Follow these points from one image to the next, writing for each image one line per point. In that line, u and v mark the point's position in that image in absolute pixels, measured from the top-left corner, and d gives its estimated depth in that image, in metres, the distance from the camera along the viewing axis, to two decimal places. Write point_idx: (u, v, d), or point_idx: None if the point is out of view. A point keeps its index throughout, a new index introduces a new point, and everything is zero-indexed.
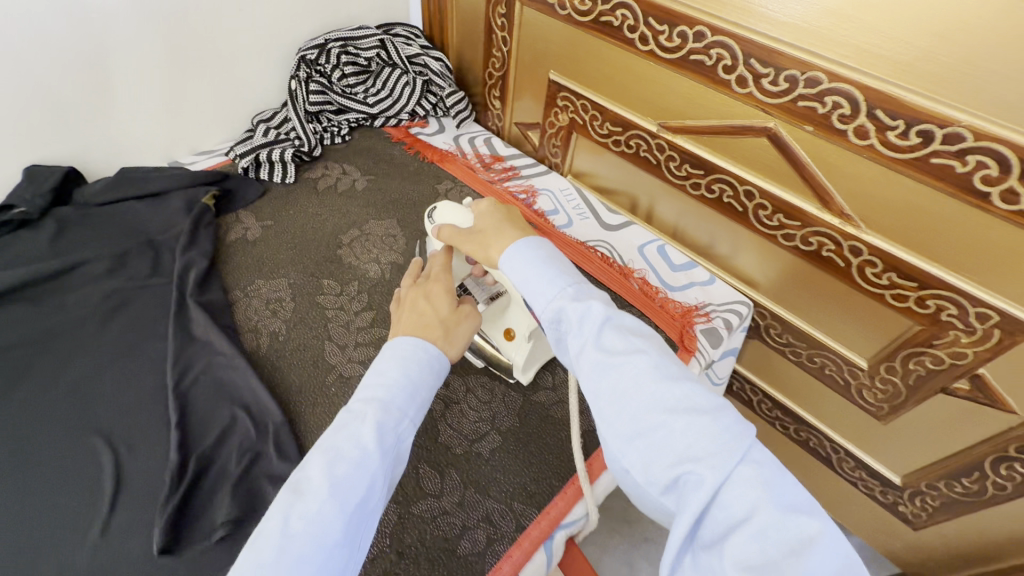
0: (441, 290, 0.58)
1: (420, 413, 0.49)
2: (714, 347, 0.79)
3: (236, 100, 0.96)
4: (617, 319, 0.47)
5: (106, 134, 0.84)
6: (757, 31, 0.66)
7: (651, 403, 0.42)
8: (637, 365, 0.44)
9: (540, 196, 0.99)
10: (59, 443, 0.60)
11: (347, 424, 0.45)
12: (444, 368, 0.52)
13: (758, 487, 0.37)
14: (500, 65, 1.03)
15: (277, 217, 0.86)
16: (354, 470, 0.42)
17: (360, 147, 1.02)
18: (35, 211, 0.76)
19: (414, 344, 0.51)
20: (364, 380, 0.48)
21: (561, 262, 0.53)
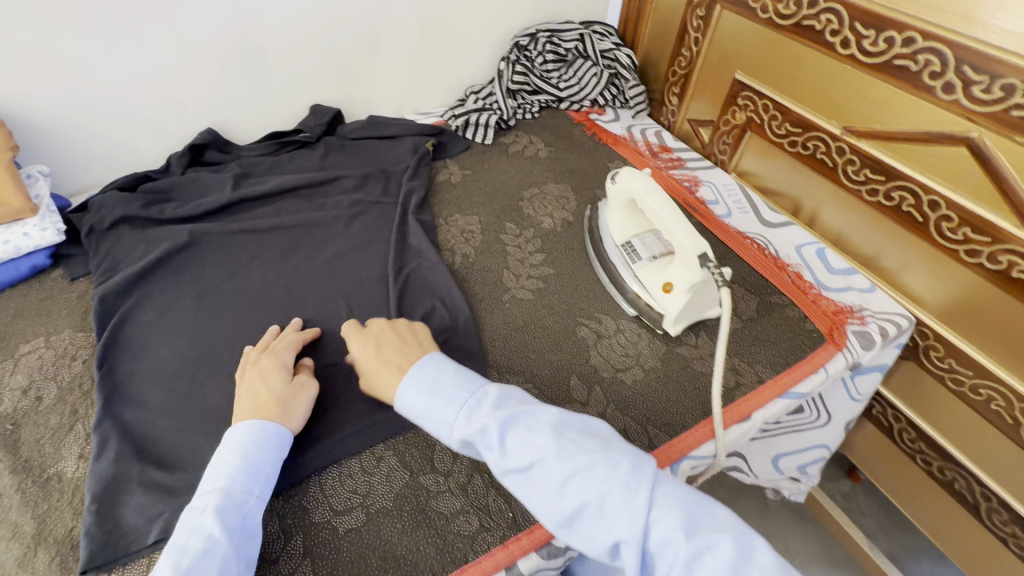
0: (274, 367, 0.65)
1: (265, 489, 0.55)
2: (864, 350, 0.79)
3: (456, 74, 1.17)
4: (512, 425, 0.55)
5: (364, 87, 1.09)
6: (976, 38, 0.67)
7: (566, 488, 0.50)
8: (541, 464, 0.52)
9: (702, 186, 1.05)
10: (310, 296, 0.80)
11: (187, 522, 0.50)
12: (285, 439, 0.59)
13: (674, 526, 0.46)
14: (686, 63, 1.11)
15: (475, 169, 1.04)
16: (200, 558, 0.47)
17: (546, 124, 1.17)
18: (313, 137, 1.02)
19: (240, 428, 0.57)
20: (206, 475, 0.54)
21: (444, 385, 0.59)
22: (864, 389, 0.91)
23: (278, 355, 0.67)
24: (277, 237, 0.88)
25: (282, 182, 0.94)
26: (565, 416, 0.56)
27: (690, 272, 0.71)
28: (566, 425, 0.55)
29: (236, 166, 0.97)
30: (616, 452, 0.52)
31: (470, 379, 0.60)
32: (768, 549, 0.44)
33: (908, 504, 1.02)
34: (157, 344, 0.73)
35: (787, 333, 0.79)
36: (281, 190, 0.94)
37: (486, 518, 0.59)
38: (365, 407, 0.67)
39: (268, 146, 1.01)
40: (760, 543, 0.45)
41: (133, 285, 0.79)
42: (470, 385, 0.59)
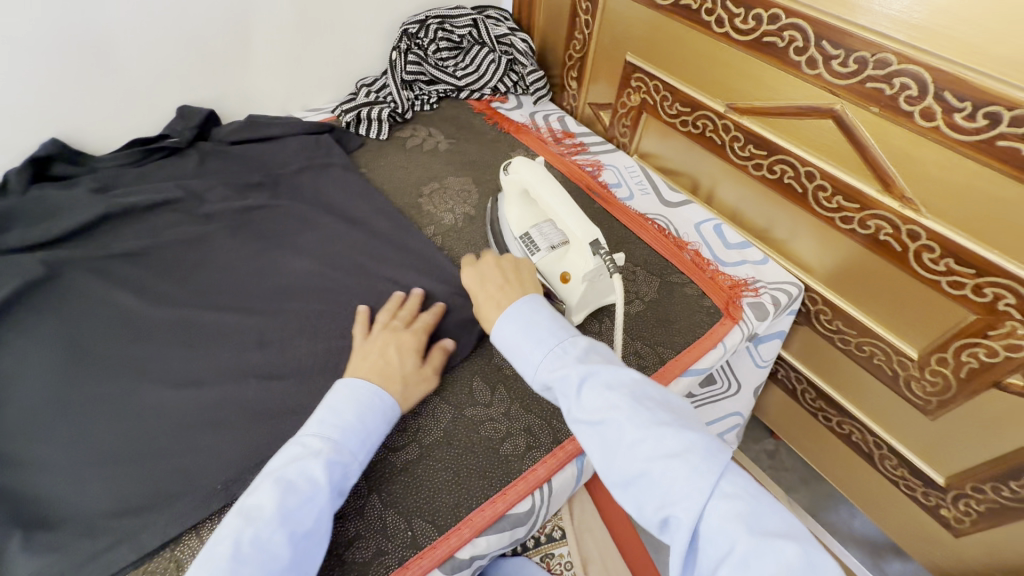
0: (410, 347, 0.65)
1: (368, 453, 0.55)
2: (759, 321, 0.82)
3: (345, 66, 1.10)
4: (591, 378, 0.55)
5: (241, 84, 1.00)
6: (831, 14, 0.69)
7: (630, 453, 0.50)
8: (611, 421, 0.52)
9: (605, 170, 1.05)
10: (184, 319, 0.72)
11: (299, 459, 0.51)
12: (395, 414, 0.59)
13: (735, 519, 0.46)
14: (581, 47, 1.10)
15: (370, 166, 0.99)
16: (304, 503, 0.48)
17: (446, 115, 1.12)
18: (183, 142, 0.92)
19: (359, 385, 0.57)
20: (322, 420, 0.54)
21: (539, 329, 0.61)
22: (766, 355, 0.95)
23: (416, 333, 0.67)
24: (142, 257, 0.78)
25: (147, 195, 0.84)
26: (649, 383, 0.54)
27: (584, 261, 0.71)
28: (668, 404, 0.53)
29: (90, 180, 0.85)
30: (694, 434, 0.50)
31: (559, 324, 0.61)
32: (835, 569, 0.43)
33: (817, 457, 1.09)
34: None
35: (687, 311, 0.81)
36: (150, 207, 0.83)
37: (384, 541, 0.55)
38: (246, 437, 0.62)
39: (129, 154, 0.90)
40: (827, 564, 0.43)
41: None
42: (564, 330, 0.60)
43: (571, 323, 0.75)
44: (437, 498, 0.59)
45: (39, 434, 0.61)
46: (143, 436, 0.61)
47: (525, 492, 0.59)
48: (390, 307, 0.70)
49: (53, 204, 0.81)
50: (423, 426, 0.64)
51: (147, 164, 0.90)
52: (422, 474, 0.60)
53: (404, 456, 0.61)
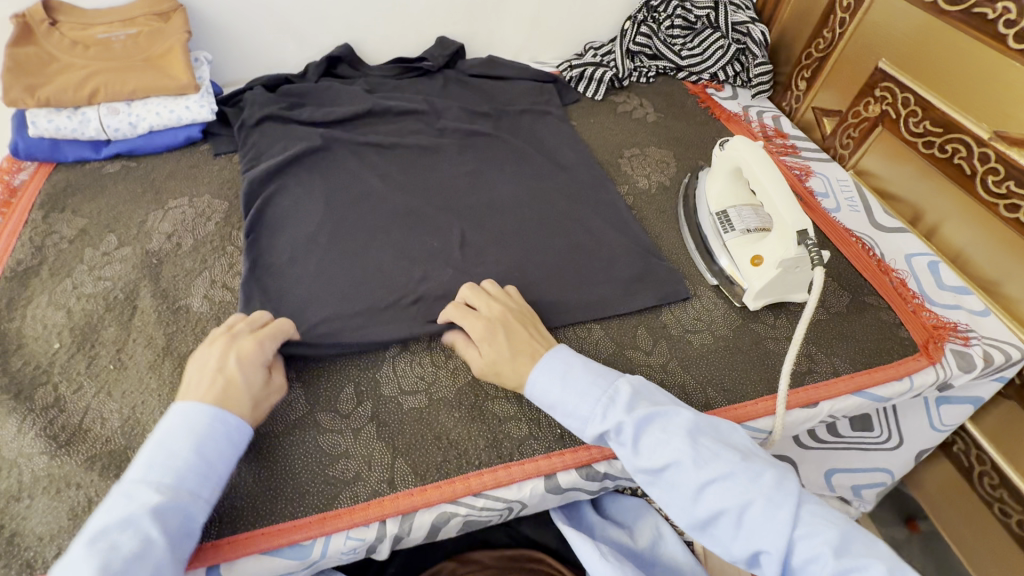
0: (255, 360, 0.59)
1: (216, 489, 0.52)
2: (961, 371, 0.74)
3: (579, 27, 1.17)
4: (646, 424, 0.58)
5: (491, 27, 1.12)
6: None
7: (702, 496, 0.54)
8: (677, 469, 0.55)
9: (814, 177, 1.00)
10: (411, 205, 0.85)
11: (123, 516, 0.46)
12: (246, 436, 0.55)
13: (823, 545, 0.50)
14: (824, 46, 1.04)
15: (581, 120, 1.05)
16: (133, 561, 0.44)
17: (659, 90, 1.15)
18: (435, 67, 1.06)
19: (194, 409, 0.53)
20: (154, 461, 0.50)
21: (576, 378, 0.61)
22: (948, 419, 0.85)
23: (263, 342, 0.61)
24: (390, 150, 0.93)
25: (401, 103, 0.99)
26: (699, 422, 0.58)
27: (784, 248, 0.70)
28: (721, 442, 0.57)
29: (364, 83, 1.03)
30: (761, 469, 0.54)
31: (596, 372, 0.62)
32: None
33: (972, 555, 0.95)
34: (277, 219, 0.81)
35: (875, 335, 0.75)
36: (404, 111, 0.98)
37: (536, 428, 0.64)
38: (443, 310, 0.73)
39: (393, 69, 1.06)
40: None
41: (276, 174, 0.86)
42: (601, 377, 0.61)
43: (747, 307, 0.75)
44: None
45: (301, 255, 0.76)
46: (369, 282, 0.75)
47: None
48: (236, 320, 0.63)
49: (337, 94, 1.00)
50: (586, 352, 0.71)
51: (405, 78, 1.05)
52: None
53: None
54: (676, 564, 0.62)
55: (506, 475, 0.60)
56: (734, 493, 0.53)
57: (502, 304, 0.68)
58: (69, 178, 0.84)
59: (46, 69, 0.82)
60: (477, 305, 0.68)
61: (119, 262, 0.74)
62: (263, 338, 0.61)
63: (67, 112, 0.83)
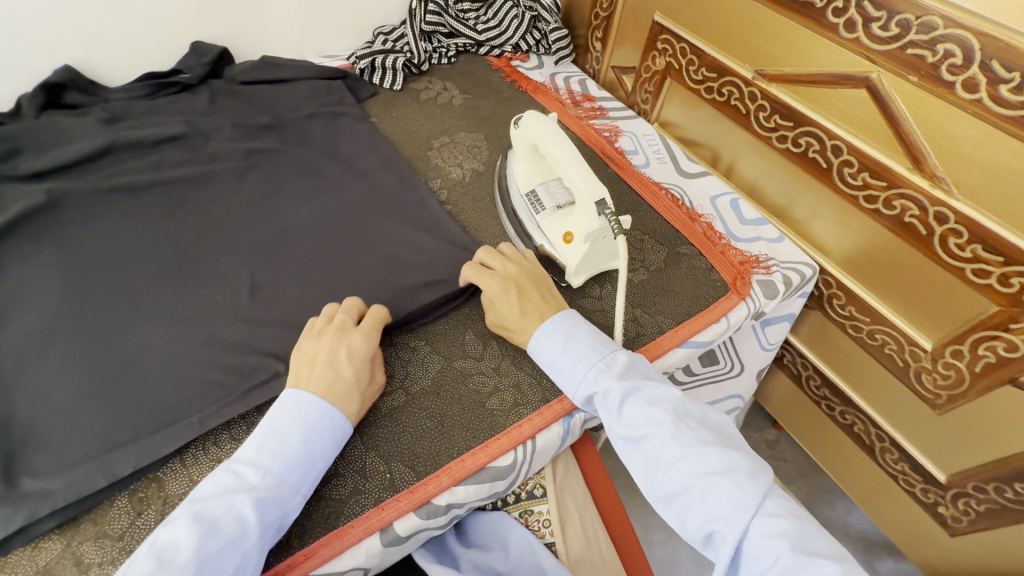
0: (362, 355, 0.59)
1: (312, 484, 0.52)
2: (768, 299, 0.79)
3: (363, 13, 1.07)
4: (634, 394, 0.59)
5: (257, 24, 0.98)
6: None
7: (673, 468, 0.55)
8: (657, 438, 0.56)
9: (622, 136, 1.01)
10: (184, 252, 0.72)
11: (229, 492, 0.48)
12: (348, 434, 0.55)
13: (779, 537, 0.50)
14: (607, 6, 1.05)
15: (382, 115, 0.96)
16: (228, 545, 0.45)
17: (463, 70, 1.09)
18: (195, 78, 0.91)
19: (307, 401, 0.54)
20: (266, 443, 0.51)
21: (579, 342, 0.62)
22: (774, 338, 0.92)
23: (368, 335, 0.61)
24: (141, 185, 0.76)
25: (156, 130, 0.83)
26: (685, 401, 0.59)
27: (589, 220, 0.68)
28: (702, 424, 0.58)
29: (102, 110, 0.85)
30: (735, 455, 0.55)
31: (597, 341, 0.63)
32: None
33: (817, 449, 1.06)
34: (1, 307, 0.64)
35: (691, 284, 0.78)
36: (159, 140, 0.82)
37: (362, 481, 0.55)
38: (237, 369, 0.62)
39: (141, 87, 0.88)
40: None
41: None
42: (603, 346, 0.62)
43: (571, 285, 0.73)
44: (419, 444, 0.59)
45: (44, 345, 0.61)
46: (135, 360, 0.62)
47: (507, 446, 0.59)
48: (347, 309, 0.63)
49: (66, 130, 0.81)
50: (411, 375, 0.64)
51: (158, 98, 0.89)
52: (405, 421, 0.60)
53: (389, 403, 0.61)
54: (543, 571, 0.57)
55: (332, 547, 0.51)
56: (705, 474, 0.53)
57: (518, 264, 0.69)
58: None
59: None
60: (491, 265, 0.69)
61: None
62: (364, 334, 0.61)
63: None
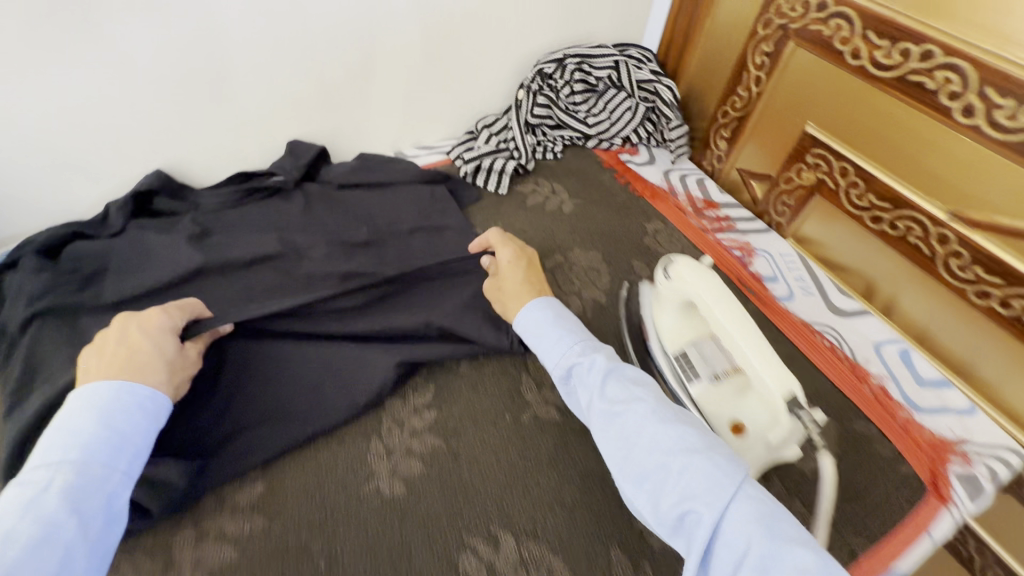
0: (167, 331, 0.55)
1: (135, 464, 0.46)
2: (975, 501, 0.62)
3: (465, 104, 0.98)
4: (614, 375, 0.53)
5: (356, 119, 0.90)
6: (1011, 59, 0.59)
7: (649, 446, 0.46)
8: (638, 407, 0.48)
9: (757, 257, 0.88)
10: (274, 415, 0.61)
11: (20, 500, 0.40)
12: (163, 405, 0.50)
13: (756, 522, 0.40)
14: (741, 104, 0.92)
15: (487, 226, 0.86)
16: (29, 553, 0.38)
17: (570, 167, 0.98)
18: (288, 182, 0.82)
19: (101, 390, 0.47)
20: (50, 445, 0.44)
21: (566, 323, 0.60)
22: None
23: (166, 315, 0.57)
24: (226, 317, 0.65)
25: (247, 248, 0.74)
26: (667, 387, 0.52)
27: (774, 420, 0.54)
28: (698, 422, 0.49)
29: (190, 220, 0.76)
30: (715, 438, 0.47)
31: (581, 328, 0.59)
32: None
33: None
34: None
35: (877, 481, 0.62)
36: (250, 261, 0.73)
37: None
38: None
39: (232, 191, 0.80)
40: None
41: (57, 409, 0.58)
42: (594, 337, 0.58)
43: None
44: None
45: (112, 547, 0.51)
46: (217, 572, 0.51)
47: None
48: (167, 319, 0.56)
49: (152, 245, 0.72)
50: None
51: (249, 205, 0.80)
52: None
53: None
54: None
55: None
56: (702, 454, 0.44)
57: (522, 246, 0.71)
58: None
59: None
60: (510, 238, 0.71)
61: None
62: (162, 324, 0.55)
63: None
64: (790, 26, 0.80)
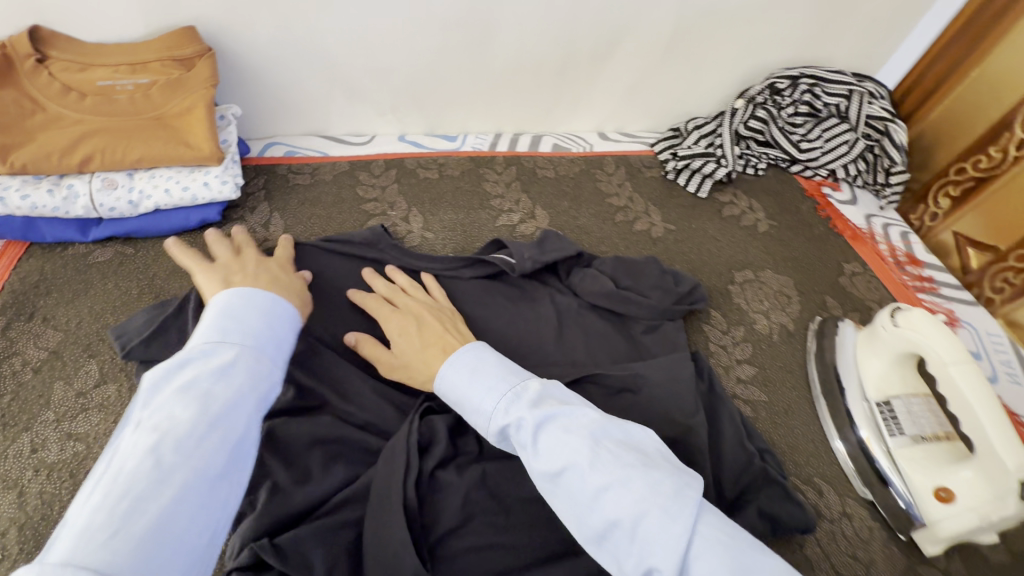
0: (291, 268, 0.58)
1: (286, 357, 0.47)
2: None
3: (679, 101, 0.99)
4: (551, 422, 0.45)
5: (579, 93, 0.93)
6: None
7: (597, 505, 0.40)
8: (576, 468, 0.42)
9: (960, 328, 0.82)
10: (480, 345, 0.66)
11: (204, 369, 0.40)
12: (293, 316, 0.51)
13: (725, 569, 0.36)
14: (987, 165, 0.85)
15: (681, 225, 0.87)
16: (224, 410, 0.39)
17: (769, 187, 0.96)
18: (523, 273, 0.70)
19: (256, 295, 0.49)
20: (223, 325, 0.45)
21: (488, 373, 0.51)
22: None
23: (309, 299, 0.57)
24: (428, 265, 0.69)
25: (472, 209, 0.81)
26: (607, 423, 0.45)
27: (996, 501, 0.51)
28: (628, 447, 0.44)
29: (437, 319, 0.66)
30: (660, 475, 0.41)
31: (513, 370, 0.51)
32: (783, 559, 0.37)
33: None
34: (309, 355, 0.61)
35: None
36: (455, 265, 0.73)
37: None
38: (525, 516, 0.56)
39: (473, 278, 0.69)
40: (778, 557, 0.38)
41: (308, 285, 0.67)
42: (513, 373, 0.50)
43: (922, 549, 0.57)
44: None
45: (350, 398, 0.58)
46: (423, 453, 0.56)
47: None
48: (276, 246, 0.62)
49: None
50: None
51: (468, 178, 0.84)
52: None
53: None
54: None
55: None
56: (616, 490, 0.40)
57: (419, 299, 0.64)
58: (47, 270, 0.66)
59: (26, 123, 0.63)
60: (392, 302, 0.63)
61: (96, 409, 0.56)
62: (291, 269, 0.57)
63: (47, 184, 0.65)
64: None
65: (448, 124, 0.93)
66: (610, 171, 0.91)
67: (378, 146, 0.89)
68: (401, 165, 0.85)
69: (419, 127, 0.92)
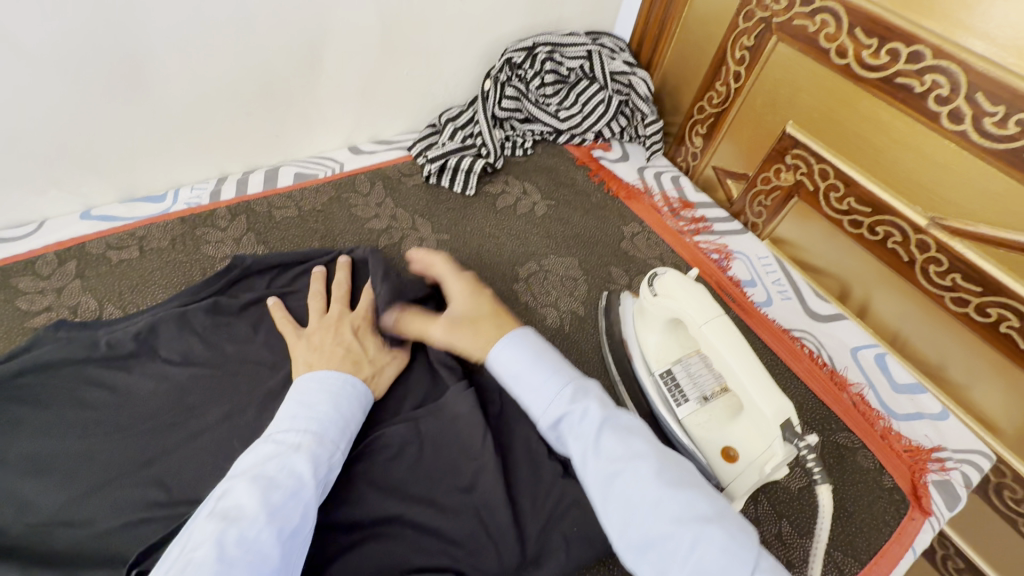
0: (366, 328, 0.60)
1: (349, 441, 0.49)
2: (951, 510, 0.63)
3: (426, 95, 0.90)
4: (613, 423, 0.44)
5: (304, 110, 0.80)
6: (982, 57, 0.57)
7: (652, 515, 0.39)
8: (639, 473, 0.41)
9: (734, 260, 0.85)
10: (205, 462, 0.51)
11: (277, 457, 0.43)
12: (365, 396, 0.53)
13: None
14: (719, 100, 0.88)
15: (454, 231, 0.79)
16: (289, 497, 0.40)
17: (541, 164, 0.92)
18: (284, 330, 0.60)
19: (329, 375, 0.51)
20: (295, 413, 0.47)
21: (550, 360, 0.50)
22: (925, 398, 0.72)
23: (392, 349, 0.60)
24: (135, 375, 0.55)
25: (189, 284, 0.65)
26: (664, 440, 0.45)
27: (763, 452, 0.51)
28: (696, 475, 0.42)
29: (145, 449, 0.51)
30: (694, 494, 0.40)
31: (570, 366, 0.50)
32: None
33: None
34: None
35: (860, 492, 0.62)
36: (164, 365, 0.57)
37: None
38: None
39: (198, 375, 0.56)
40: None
41: None
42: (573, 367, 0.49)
43: None
44: None
45: None
46: None
47: None
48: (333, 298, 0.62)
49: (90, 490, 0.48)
50: None
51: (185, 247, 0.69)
52: None
53: None
54: None
55: None
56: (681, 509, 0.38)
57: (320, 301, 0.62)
58: None
59: None
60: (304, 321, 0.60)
61: None
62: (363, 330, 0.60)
63: None
64: (773, 20, 0.76)
65: (148, 181, 0.74)
66: (364, 191, 0.81)
67: (49, 233, 0.69)
68: (83, 254, 0.67)
69: (107, 196, 0.73)
